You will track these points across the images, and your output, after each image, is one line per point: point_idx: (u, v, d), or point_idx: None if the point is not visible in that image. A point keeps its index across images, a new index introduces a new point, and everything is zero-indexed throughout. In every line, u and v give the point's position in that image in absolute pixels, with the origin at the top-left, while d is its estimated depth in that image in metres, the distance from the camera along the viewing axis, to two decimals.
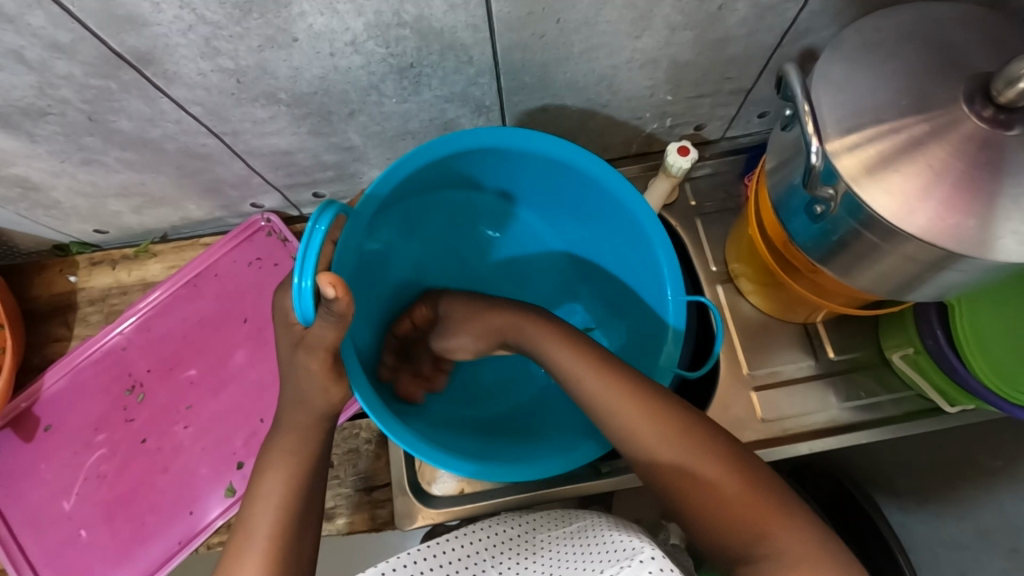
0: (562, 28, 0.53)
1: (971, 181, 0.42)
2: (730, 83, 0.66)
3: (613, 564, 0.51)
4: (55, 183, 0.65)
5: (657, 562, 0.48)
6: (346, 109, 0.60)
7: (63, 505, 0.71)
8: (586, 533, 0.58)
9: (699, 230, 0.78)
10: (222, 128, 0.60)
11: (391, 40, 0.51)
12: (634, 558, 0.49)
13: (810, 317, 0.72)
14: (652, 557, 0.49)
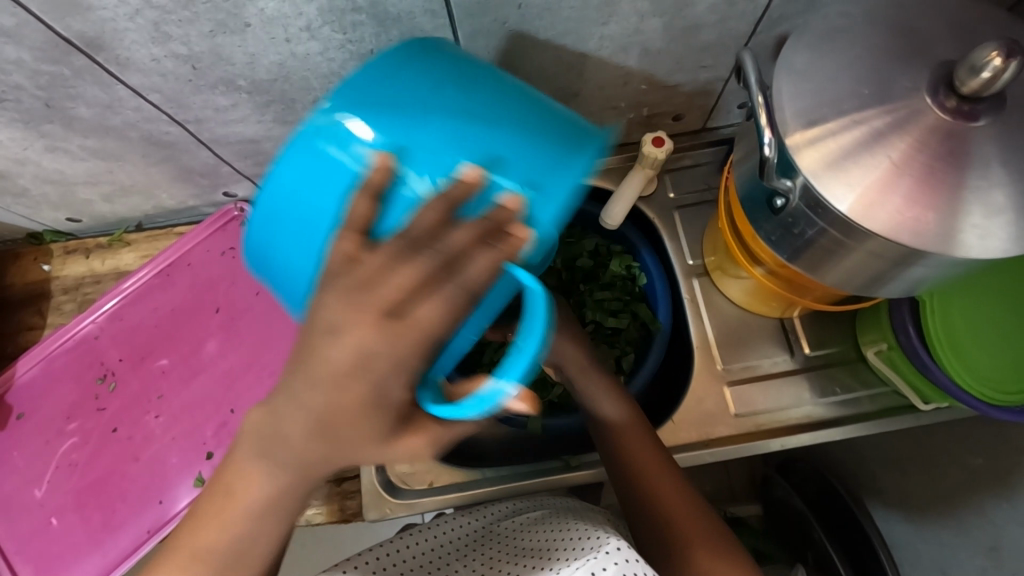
0: (524, 14, 0.52)
1: (931, 174, 0.41)
2: (705, 72, 0.65)
3: (576, 556, 0.52)
4: (21, 171, 0.64)
5: (623, 554, 0.49)
6: (309, 97, 0.59)
7: (35, 493, 0.71)
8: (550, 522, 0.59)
9: (677, 222, 0.77)
10: (185, 115, 0.59)
11: (347, 26, 0.50)
12: (599, 549, 0.50)
13: (786, 311, 0.71)
14: (616, 548, 0.50)
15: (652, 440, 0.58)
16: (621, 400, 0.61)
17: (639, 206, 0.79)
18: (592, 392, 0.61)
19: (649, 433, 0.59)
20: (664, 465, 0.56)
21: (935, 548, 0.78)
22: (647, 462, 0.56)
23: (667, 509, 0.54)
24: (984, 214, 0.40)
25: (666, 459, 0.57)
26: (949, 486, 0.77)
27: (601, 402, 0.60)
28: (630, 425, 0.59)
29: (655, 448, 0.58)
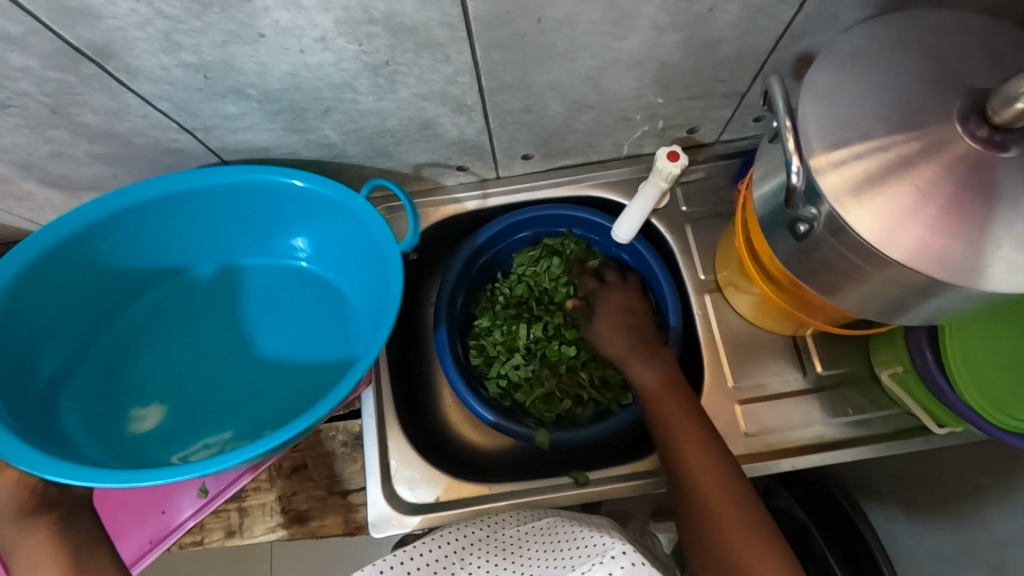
0: (543, 27, 0.51)
1: (960, 205, 0.40)
2: (722, 86, 0.64)
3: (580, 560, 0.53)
4: (25, 175, 0.63)
5: (628, 556, 0.51)
6: (320, 106, 0.57)
7: None
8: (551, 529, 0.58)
9: (689, 235, 0.76)
10: (193, 123, 0.58)
11: (362, 37, 0.49)
12: (605, 554, 0.51)
13: (798, 329, 0.70)
14: (623, 551, 0.51)
15: (684, 398, 0.62)
16: (656, 363, 0.65)
17: (651, 219, 0.78)
18: (632, 355, 0.67)
19: (684, 392, 0.63)
20: (693, 420, 0.60)
21: (939, 569, 0.77)
22: (675, 416, 0.60)
23: (689, 459, 0.57)
24: (1013, 246, 0.39)
25: (698, 416, 0.60)
26: (956, 507, 0.76)
27: (635, 369, 0.66)
28: (663, 382, 0.63)
29: (686, 404, 0.61)
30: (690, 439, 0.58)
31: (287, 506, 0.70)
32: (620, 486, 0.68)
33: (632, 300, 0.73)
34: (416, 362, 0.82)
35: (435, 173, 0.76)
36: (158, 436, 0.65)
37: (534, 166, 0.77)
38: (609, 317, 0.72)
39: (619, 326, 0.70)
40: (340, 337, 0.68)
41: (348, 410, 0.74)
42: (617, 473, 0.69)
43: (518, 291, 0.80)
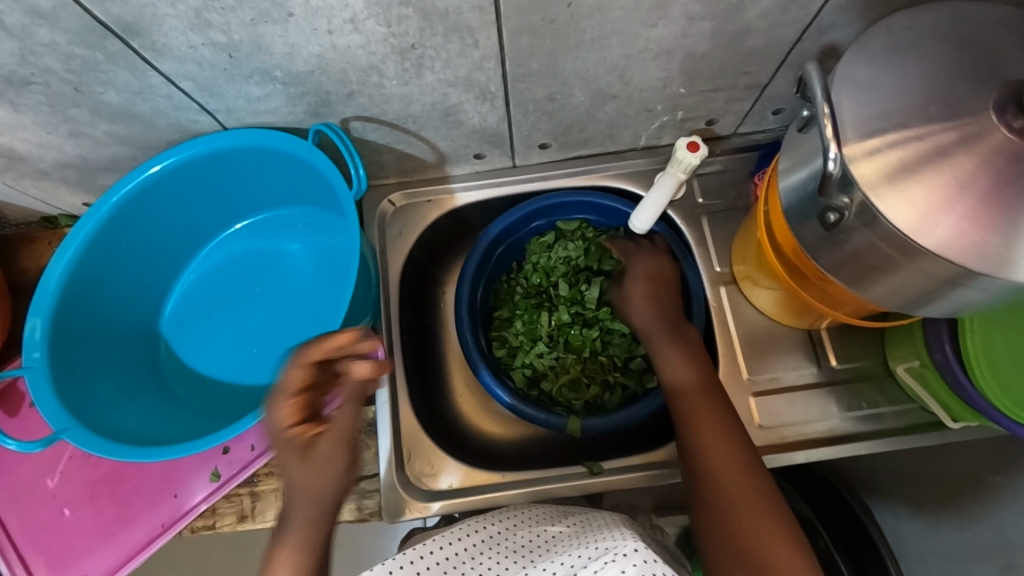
0: (573, 13, 0.50)
1: (996, 196, 0.40)
2: (746, 78, 0.64)
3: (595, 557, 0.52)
4: (43, 155, 0.63)
5: (641, 555, 0.49)
6: (344, 90, 0.57)
7: (47, 482, 0.70)
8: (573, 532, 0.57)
9: (706, 228, 0.76)
10: (215, 104, 0.57)
11: (392, 19, 0.48)
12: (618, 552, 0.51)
13: (815, 323, 0.70)
14: (634, 549, 0.50)
15: (714, 396, 0.61)
16: (690, 362, 0.64)
17: (668, 210, 0.78)
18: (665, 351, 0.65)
19: (716, 396, 0.61)
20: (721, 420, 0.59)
21: (947, 563, 0.77)
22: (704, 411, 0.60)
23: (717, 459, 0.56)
24: None
25: (727, 415, 0.60)
26: (965, 501, 0.77)
27: (670, 368, 0.64)
28: (697, 378, 0.62)
29: (718, 404, 0.60)
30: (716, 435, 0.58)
31: None
32: (636, 475, 0.68)
33: (663, 269, 0.72)
34: (429, 350, 0.82)
35: (452, 161, 0.75)
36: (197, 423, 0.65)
37: (552, 155, 0.77)
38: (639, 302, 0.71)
39: (653, 302, 0.70)
40: (339, 274, 0.68)
41: (362, 397, 0.74)
42: (629, 464, 0.69)
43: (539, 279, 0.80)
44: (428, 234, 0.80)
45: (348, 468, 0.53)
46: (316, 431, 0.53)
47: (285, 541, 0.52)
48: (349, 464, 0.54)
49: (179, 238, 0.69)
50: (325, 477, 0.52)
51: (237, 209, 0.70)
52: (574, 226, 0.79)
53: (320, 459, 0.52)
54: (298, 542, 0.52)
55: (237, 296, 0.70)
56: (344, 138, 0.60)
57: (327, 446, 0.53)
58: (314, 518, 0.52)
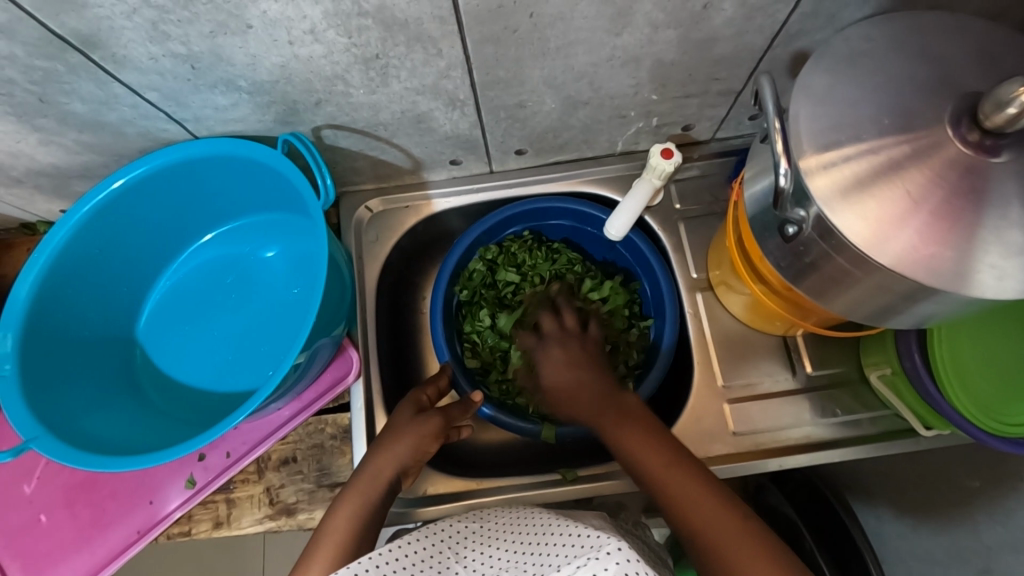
0: (536, 23, 0.50)
1: (949, 210, 0.40)
2: (718, 84, 0.63)
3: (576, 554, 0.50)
4: (14, 163, 0.63)
5: (623, 552, 0.48)
6: (311, 99, 0.57)
7: (24, 489, 0.70)
8: (553, 521, 0.56)
9: (682, 233, 0.76)
10: (183, 113, 0.57)
11: (353, 30, 0.48)
12: (601, 550, 0.49)
13: (790, 330, 0.70)
14: (618, 547, 0.49)
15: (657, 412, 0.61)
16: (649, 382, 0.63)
17: (645, 216, 0.78)
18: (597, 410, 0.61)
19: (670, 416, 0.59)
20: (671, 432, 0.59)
21: (927, 571, 0.77)
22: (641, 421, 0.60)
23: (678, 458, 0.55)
24: (1001, 253, 0.39)
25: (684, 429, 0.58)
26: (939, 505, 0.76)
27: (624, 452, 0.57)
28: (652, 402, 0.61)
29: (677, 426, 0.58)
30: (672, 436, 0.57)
31: (275, 498, 0.70)
32: (612, 481, 0.68)
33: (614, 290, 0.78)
34: (407, 356, 0.82)
35: (428, 167, 0.75)
36: (175, 429, 0.66)
37: (527, 161, 0.77)
38: (553, 372, 0.64)
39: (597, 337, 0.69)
40: (312, 281, 0.68)
41: (337, 404, 0.73)
42: (603, 470, 0.69)
43: (507, 275, 0.79)
44: (406, 239, 0.80)
45: (414, 450, 0.62)
46: (411, 416, 0.64)
47: (340, 508, 0.57)
48: (416, 448, 0.62)
49: (152, 246, 0.69)
50: (399, 454, 0.61)
51: (209, 217, 0.70)
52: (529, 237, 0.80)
53: (411, 432, 0.63)
54: (347, 515, 0.56)
55: (214, 303, 0.70)
56: (311, 148, 0.60)
57: (429, 413, 0.65)
58: (370, 491, 0.58)
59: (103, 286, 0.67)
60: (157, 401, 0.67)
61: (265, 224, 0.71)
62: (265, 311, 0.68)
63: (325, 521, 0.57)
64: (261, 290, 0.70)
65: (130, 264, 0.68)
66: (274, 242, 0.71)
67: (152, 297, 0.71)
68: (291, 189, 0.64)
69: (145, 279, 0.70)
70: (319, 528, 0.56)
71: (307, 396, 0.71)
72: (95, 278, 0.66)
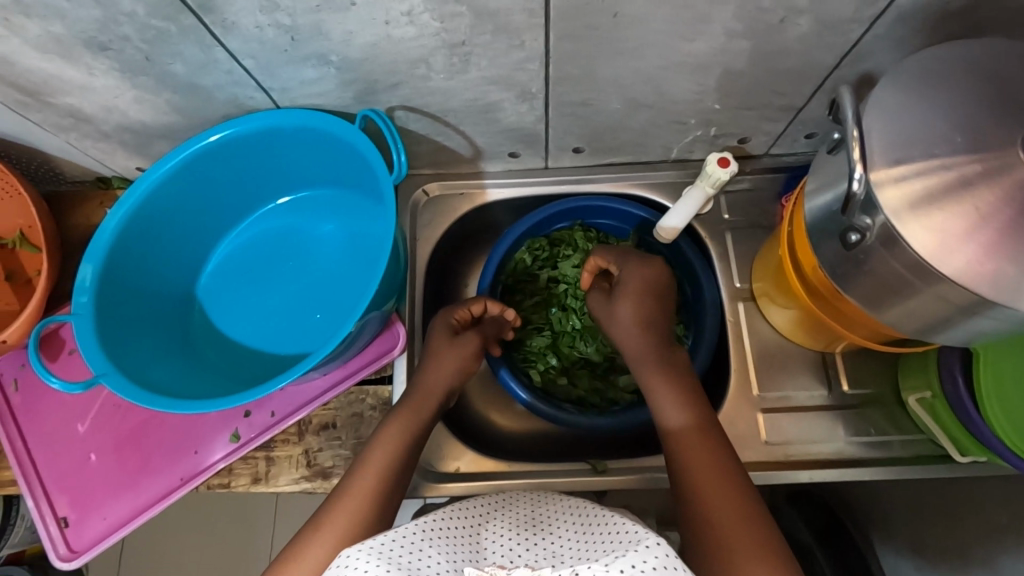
0: (618, 22, 0.53)
1: (1015, 228, 0.41)
2: (780, 98, 0.66)
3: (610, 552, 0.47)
4: (106, 118, 0.67)
5: (662, 548, 0.45)
6: (392, 79, 0.60)
7: (77, 428, 0.74)
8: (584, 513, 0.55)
9: (729, 243, 0.78)
10: (271, 83, 0.61)
11: (446, 15, 0.51)
12: (638, 544, 0.47)
13: (829, 346, 0.71)
14: (657, 542, 0.46)
15: (717, 436, 0.59)
16: (685, 397, 0.62)
17: (692, 223, 0.79)
18: (690, 453, 0.57)
19: (716, 433, 0.59)
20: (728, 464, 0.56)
21: None
22: (709, 460, 0.56)
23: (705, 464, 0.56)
24: None
25: (720, 440, 0.58)
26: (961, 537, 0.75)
27: (666, 410, 0.62)
28: (696, 417, 0.60)
29: (714, 438, 0.58)
30: (704, 445, 0.57)
31: (312, 461, 0.72)
32: (640, 477, 0.69)
33: (661, 280, 0.71)
34: None
35: (487, 158, 0.78)
36: (226, 384, 0.68)
37: (583, 160, 0.80)
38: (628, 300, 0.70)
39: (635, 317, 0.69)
40: (370, 256, 0.71)
41: (379, 376, 0.76)
42: (632, 465, 0.70)
43: (539, 273, 0.82)
44: (457, 225, 0.83)
45: (407, 459, 0.61)
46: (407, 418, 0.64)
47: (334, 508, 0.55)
48: (404, 470, 0.60)
49: (222, 206, 0.72)
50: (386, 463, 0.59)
51: (276, 185, 0.74)
52: (566, 234, 0.82)
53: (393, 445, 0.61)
54: (349, 510, 0.55)
55: (273, 268, 0.73)
56: (388, 123, 0.63)
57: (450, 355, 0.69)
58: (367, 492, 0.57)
59: (175, 240, 0.71)
60: (210, 353, 0.70)
61: (328, 198, 0.75)
62: (321, 279, 0.71)
63: (320, 517, 0.55)
64: (319, 259, 0.73)
65: (200, 222, 0.72)
66: (335, 217, 0.74)
67: (217, 255, 0.75)
68: (363, 165, 0.67)
69: (212, 238, 0.74)
70: (301, 536, 0.54)
71: (353, 365, 0.74)
72: (169, 230, 0.69)
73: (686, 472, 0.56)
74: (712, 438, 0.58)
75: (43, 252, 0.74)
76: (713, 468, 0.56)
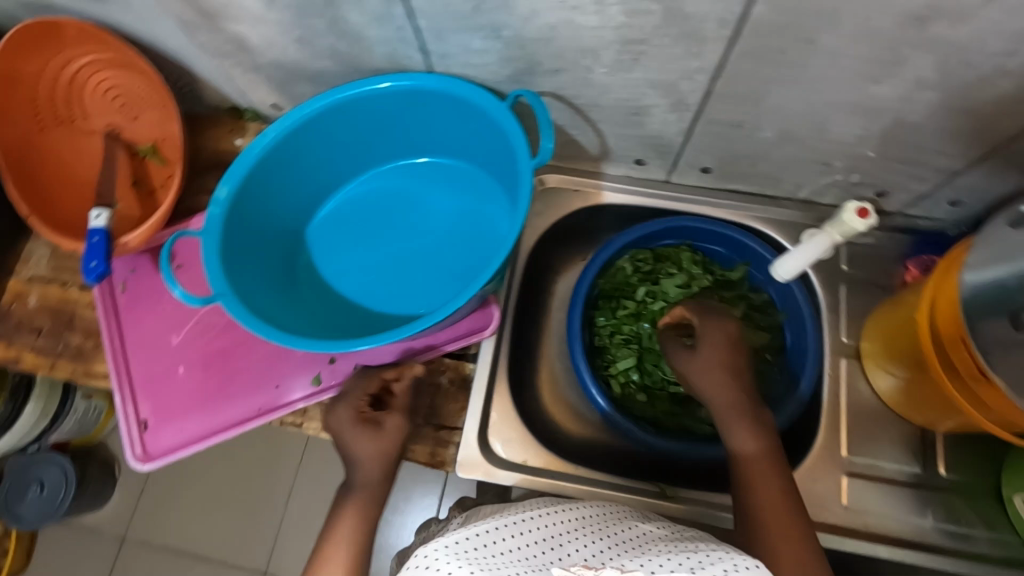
0: (808, 49, 0.51)
1: None
2: (941, 158, 0.63)
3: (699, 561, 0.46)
4: (266, 51, 0.69)
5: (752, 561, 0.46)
6: (555, 65, 0.60)
7: (172, 339, 0.77)
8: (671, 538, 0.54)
9: (842, 296, 0.75)
10: (435, 46, 0.61)
11: (636, 11, 0.50)
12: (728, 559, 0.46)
13: (932, 424, 0.67)
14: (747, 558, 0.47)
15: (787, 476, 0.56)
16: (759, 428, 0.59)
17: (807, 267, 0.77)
18: (758, 486, 0.55)
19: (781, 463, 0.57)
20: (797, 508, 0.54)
21: None
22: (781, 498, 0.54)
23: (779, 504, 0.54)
24: None
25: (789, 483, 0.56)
26: None
27: (736, 432, 0.59)
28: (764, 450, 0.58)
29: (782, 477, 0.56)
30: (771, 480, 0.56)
31: None
32: (708, 513, 0.67)
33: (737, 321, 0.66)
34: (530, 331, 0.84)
35: (612, 160, 0.77)
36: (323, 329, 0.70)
37: (707, 181, 0.78)
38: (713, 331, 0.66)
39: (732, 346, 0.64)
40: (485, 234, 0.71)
41: (463, 352, 0.76)
42: (701, 498, 0.69)
43: (637, 286, 0.80)
44: (565, 221, 0.82)
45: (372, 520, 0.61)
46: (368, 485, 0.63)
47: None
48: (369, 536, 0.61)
49: (349, 156, 0.73)
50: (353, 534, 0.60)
51: (404, 146, 0.74)
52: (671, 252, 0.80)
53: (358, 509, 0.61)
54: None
55: (387, 226, 0.74)
56: (541, 107, 0.61)
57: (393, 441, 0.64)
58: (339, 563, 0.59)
59: (302, 180, 0.72)
60: (312, 295, 0.72)
61: (452, 170, 0.75)
62: (431, 248, 0.72)
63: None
64: (433, 227, 0.73)
65: (328, 167, 0.73)
66: (455, 190, 0.75)
67: (333, 202, 0.76)
68: (504, 145, 0.67)
69: (333, 185, 0.75)
70: None
71: (441, 336, 0.74)
72: (300, 168, 0.71)
73: (756, 505, 0.55)
74: (779, 475, 0.56)
75: (175, 167, 0.77)
76: (789, 516, 0.54)
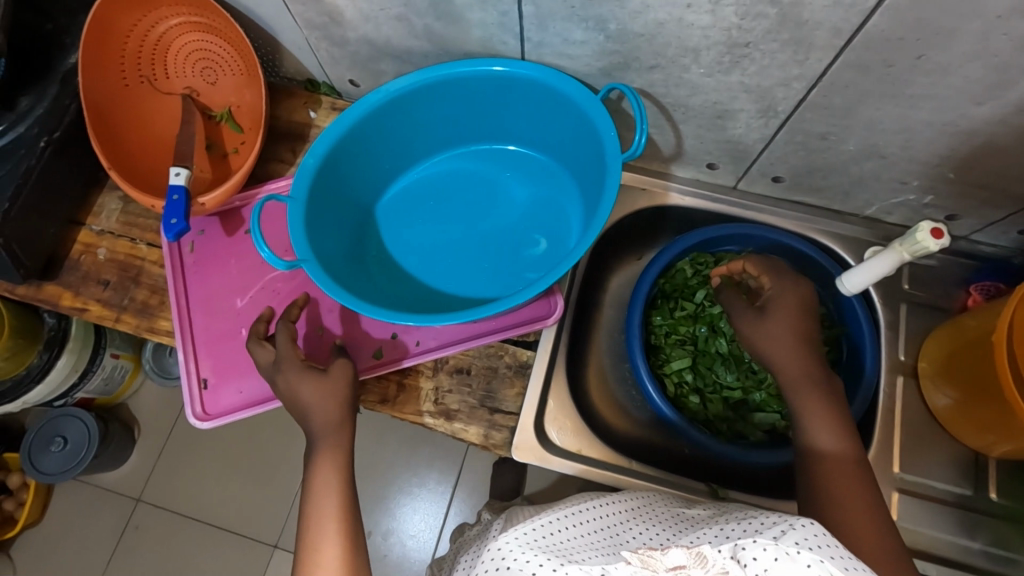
0: (916, 64, 0.52)
1: None
2: (1023, 185, 0.63)
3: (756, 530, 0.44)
4: (359, 27, 0.69)
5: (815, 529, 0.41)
6: (652, 62, 0.61)
7: (237, 301, 0.78)
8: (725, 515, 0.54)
9: (902, 315, 0.76)
10: (533, 34, 0.62)
11: (750, 14, 0.51)
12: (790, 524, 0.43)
13: (988, 448, 0.67)
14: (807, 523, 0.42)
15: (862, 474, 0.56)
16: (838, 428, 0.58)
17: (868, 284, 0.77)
18: (838, 490, 0.54)
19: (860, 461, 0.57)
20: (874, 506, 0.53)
21: None
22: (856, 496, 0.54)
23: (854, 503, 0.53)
24: None
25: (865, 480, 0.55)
26: None
27: (816, 432, 0.58)
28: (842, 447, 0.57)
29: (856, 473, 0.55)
30: (843, 475, 0.55)
31: (440, 399, 0.73)
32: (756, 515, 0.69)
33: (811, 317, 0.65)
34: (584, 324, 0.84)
35: (684, 162, 0.78)
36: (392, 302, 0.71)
37: (775, 190, 0.79)
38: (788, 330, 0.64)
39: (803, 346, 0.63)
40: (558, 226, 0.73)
41: (522, 339, 0.77)
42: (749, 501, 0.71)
43: (696, 288, 0.80)
44: (628, 219, 0.83)
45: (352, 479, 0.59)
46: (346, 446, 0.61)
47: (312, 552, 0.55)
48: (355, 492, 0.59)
49: (429, 137, 0.75)
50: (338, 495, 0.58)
51: (483, 131, 0.76)
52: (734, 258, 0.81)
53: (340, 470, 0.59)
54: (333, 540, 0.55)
55: (459, 208, 0.76)
56: (638, 102, 0.62)
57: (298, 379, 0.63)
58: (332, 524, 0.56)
59: (382, 154, 0.73)
60: (381, 269, 0.73)
61: (527, 160, 0.77)
62: (503, 233, 0.74)
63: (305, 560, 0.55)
64: (506, 213, 0.75)
65: (408, 144, 0.74)
66: (529, 180, 0.76)
67: (406, 180, 0.78)
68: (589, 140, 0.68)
69: (408, 162, 0.77)
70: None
71: (504, 322, 0.75)
72: (382, 142, 0.72)
73: (828, 501, 0.54)
74: (855, 474, 0.55)
75: (253, 134, 0.78)
76: (864, 514, 0.53)
